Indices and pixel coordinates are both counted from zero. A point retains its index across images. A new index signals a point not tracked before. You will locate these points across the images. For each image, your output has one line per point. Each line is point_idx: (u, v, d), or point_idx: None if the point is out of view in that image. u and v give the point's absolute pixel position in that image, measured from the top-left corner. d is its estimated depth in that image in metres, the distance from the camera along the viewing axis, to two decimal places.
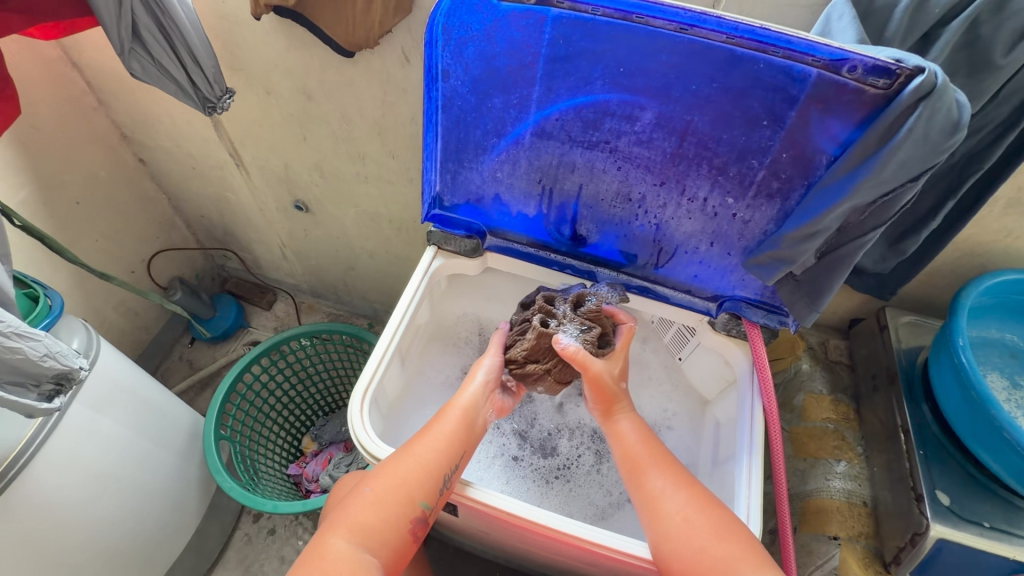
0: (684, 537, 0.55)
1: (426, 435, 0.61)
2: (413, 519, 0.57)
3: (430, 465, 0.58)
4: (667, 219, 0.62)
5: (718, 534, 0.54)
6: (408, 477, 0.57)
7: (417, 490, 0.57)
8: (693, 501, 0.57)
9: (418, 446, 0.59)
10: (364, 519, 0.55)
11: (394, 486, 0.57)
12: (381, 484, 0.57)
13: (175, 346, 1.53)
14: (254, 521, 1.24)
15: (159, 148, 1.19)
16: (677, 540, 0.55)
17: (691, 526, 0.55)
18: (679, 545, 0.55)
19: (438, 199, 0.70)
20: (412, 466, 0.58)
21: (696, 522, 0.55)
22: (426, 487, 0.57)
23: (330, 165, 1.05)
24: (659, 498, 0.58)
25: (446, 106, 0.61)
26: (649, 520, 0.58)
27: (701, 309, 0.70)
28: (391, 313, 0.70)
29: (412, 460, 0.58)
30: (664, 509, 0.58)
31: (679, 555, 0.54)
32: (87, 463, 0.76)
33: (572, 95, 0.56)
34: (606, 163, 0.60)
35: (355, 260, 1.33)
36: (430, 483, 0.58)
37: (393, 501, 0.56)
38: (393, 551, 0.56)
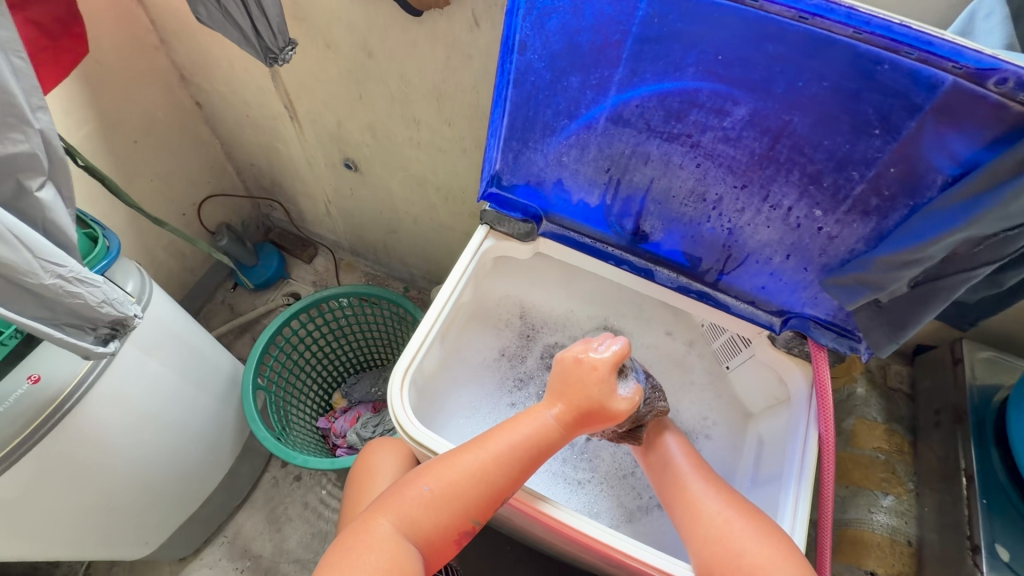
0: (722, 538, 0.56)
1: (492, 445, 0.59)
2: (462, 529, 0.59)
3: (491, 486, 0.58)
4: (742, 225, 0.58)
5: (762, 538, 0.55)
6: (465, 491, 0.57)
7: (473, 507, 0.58)
8: (738, 511, 0.58)
9: (484, 457, 0.58)
10: (415, 516, 0.57)
11: (451, 494, 0.57)
12: (437, 486, 0.58)
13: (218, 289, 1.57)
14: (282, 467, 1.29)
15: (215, 93, 1.18)
16: (716, 544, 0.56)
17: (731, 529, 0.56)
18: (717, 544, 0.56)
19: (496, 177, 0.66)
20: (472, 478, 0.57)
21: (737, 525, 0.56)
22: (481, 505, 0.58)
23: (383, 126, 1.02)
24: (700, 500, 0.60)
25: (518, 81, 0.56)
26: (690, 529, 0.59)
27: (763, 322, 0.65)
28: (439, 291, 0.68)
29: (472, 474, 0.58)
30: (704, 512, 0.59)
31: (715, 555, 0.56)
32: (132, 404, 0.79)
33: (658, 80, 0.51)
34: (684, 159, 0.56)
35: (398, 224, 1.32)
36: (485, 501, 0.58)
37: (449, 510, 0.57)
38: (436, 551, 0.58)
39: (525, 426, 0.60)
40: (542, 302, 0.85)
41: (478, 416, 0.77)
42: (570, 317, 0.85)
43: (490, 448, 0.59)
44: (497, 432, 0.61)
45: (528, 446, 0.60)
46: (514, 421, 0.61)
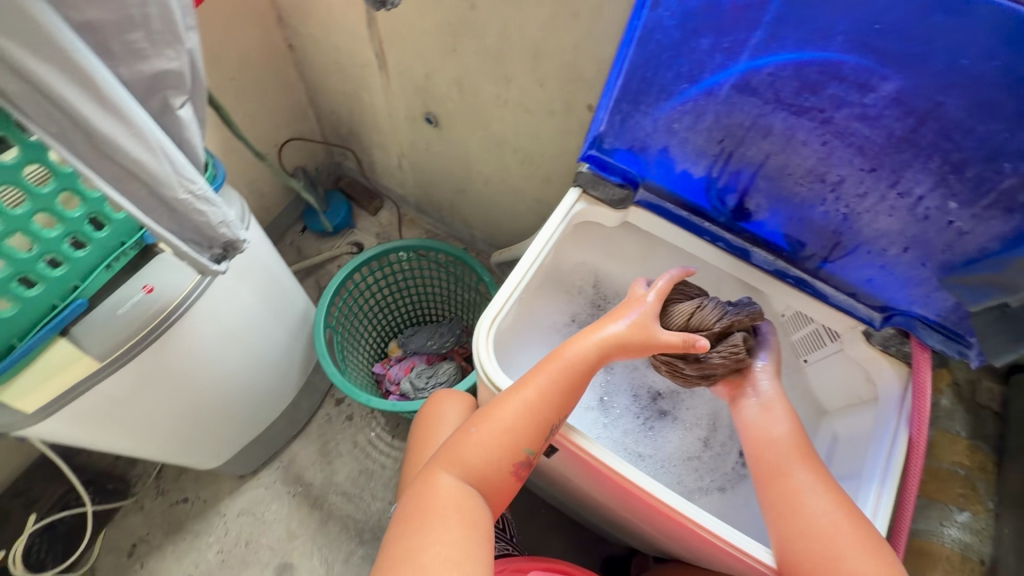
0: (826, 538, 0.53)
1: (534, 380, 0.61)
2: (516, 462, 0.60)
3: (540, 418, 0.59)
4: (861, 211, 0.55)
5: (864, 548, 0.53)
6: (515, 426, 0.59)
7: (523, 439, 0.59)
8: (842, 511, 0.55)
9: (526, 392, 0.60)
10: (471, 460, 0.60)
11: (499, 430, 0.60)
12: (484, 426, 0.61)
13: (288, 231, 1.63)
14: (335, 405, 1.36)
15: (309, 36, 1.20)
16: (815, 541, 0.54)
17: (837, 531, 0.53)
18: (817, 542, 0.54)
19: (598, 139, 0.65)
20: (516, 413, 0.59)
21: (844, 529, 0.54)
22: (530, 436, 0.59)
23: (471, 81, 1.02)
24: (803, 495, 0.56)
25: (643, 39, 0.55)
26: (782, 525, 0.56)
27: (862, 317, 0.63)
28: (527, 247, 0.68)
29: (520, 408, 0.59)
30: (808, 507, 0.56)
31: (807, 552, 0.54)
32: (222, 326, 0.84)
33: (799, 48, 0.49)
34: (810, 135, 0.53)
35: (468, 184, 1.33)
36: (535, 432, 0.59)
37: (497, 446, 0.60)
38: (494, 486, 0.60)
39: (565, 352, 0.62)
40: (616, 273, 0.84)
41: None
42: None
43: (529, 381, 0.61)
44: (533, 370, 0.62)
45: (572, 374, 0.61)
46: (543, 363, 0.62)
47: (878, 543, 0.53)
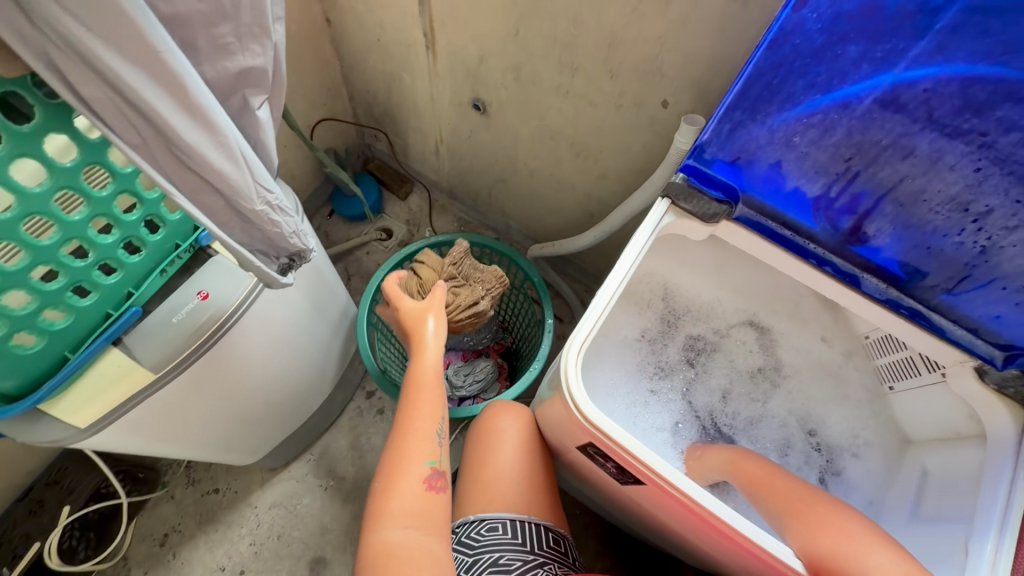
0: (839, 532, 0.53)
1: (415, 405, 0.70)
2: (426, 476, 0.66)
3: (426, 431, 0.68)
4: (1004, 245, 0.50)
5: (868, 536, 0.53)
6: (413, 449, 0.66)
7: (421, 456, 0.66)
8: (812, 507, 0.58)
9: (411, 422, 0.68)
10: (406, 506, 0.63)
11: (404, 461, 0.65)
12: (386, 470, 0.65)
13: (315, 215, 1.57)
14: (366, 398, 1.33)
15: (350, 11, 1.12)
16: (829, 528, 0.54)
17: (846, 526, 0.54)
18: (831, 535, 0.53)
19: (700, 148, 0.59)
20: (410, 436, 0.67)
21: (852, 527, 0.54)
22: (427, 448, 0.67)
23: (531, 68, 0.95)
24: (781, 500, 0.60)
25: (777, 42, 0.49)
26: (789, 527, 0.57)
27: (981, 354, 0.58)
28: (616, 265, 0.61)
29: (415, 437, 0.67)
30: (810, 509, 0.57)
31: (828, 544, 0.52)
32: (274, 328, 0.80)
33: (972, 62, 0.43)
34: (961, 160, 0.47)
35: (511, 174, 1.27)
36: (427, 446, 0.68)
37: (406, 473, 0.65)
38: (425, 512, 0.64)
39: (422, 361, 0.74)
40: (689, 285, 0.80)
41: (619, 398, 0.74)
42: (716, 306, 0.80)
43: (411, 409, 0.70)
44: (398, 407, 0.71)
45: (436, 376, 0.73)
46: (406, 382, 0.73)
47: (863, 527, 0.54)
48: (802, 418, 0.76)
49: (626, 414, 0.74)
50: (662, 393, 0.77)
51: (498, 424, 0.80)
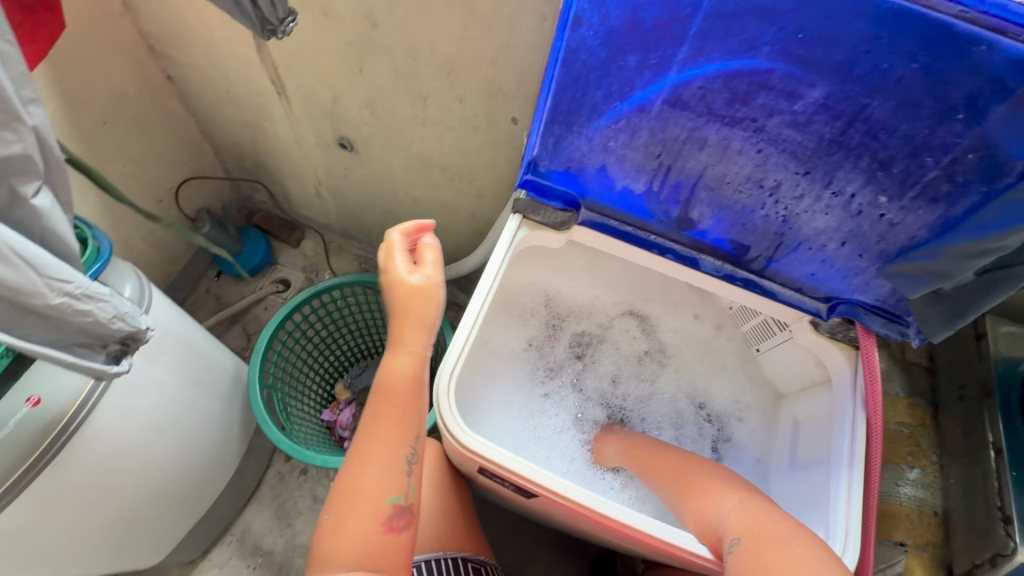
0: (703, 492, 0.58)
1: (379, 420, 0.57)
2: (386, 518, 0.54)
3: (387, 456, 0.56)
4: (799, 212, 0.56)
5: (736, 488, 0.57)
6: (372, 484, 0.54)
7: (378, 491, 0.54)
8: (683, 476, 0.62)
9: (368, 443, 0.56)
10: (356, 547, 0.52)
11: (360, 492, 0.54)
12: (333, 507, 0.54)
13: (201, 278, 1.47)
14: (286, 461, 1.25)
15: (191, 66, 1.07)
16: (697, 492, 0.58)
17: (709, 484, 0.59)
18: (699, 497, 0.58)
19: (534, 163, 0.62)
20: (373, 463, 0.55)
21: (716, 485, 0.58)
22: (390, 482, 0.55)
23: (385, 102, 0.95)
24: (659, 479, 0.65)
25: (568, 60, 0.51)
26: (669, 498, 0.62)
27: (809, 309, 0.64)
28: (478, 282, 0.64)
29: (379, 465, 0.55)
30: (686, 475, 0.62)
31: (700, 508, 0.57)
32: (143, 417, 0.74)
33: (727, 60, 0.48)
34: (745, 144, 0.53)
35: (396, 206, 1.26)
36: (387, 477, 0.55)
37: (353, 509, 0.53)
38: (384, 555, 0.53)
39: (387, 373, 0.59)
40: (567, 289, 0.82)
41: (514, 410, 0.76)
42: (596, 303, 0.83)
43: (379, 427, 0.57)
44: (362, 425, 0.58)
45: (407, 399, 0.59)
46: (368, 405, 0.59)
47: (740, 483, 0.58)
48: (689, 391, 0.81)
49: (523, 423, 0.76)
50: (555, 395, 0.79)
51: (415, 313, 0.60)
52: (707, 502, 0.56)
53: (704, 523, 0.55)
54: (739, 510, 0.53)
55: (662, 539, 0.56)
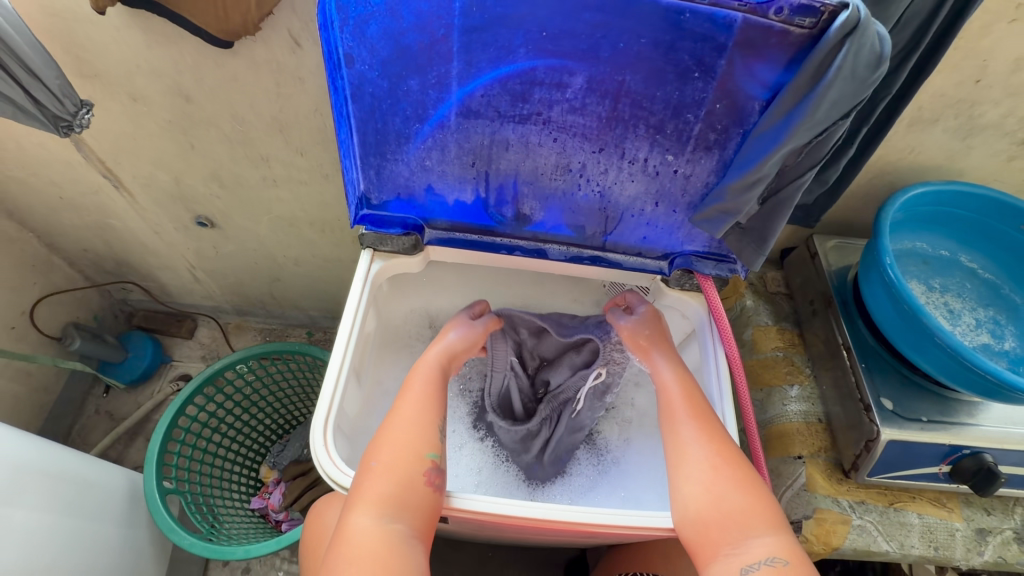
0: (711, 485, 0.56)
1: (409, 396, 0.61)
2: (426, 472, 0.56)
3: (427, 420, 0.59)
4: (610, 185, 0.61)
5: (742, 490, 0.55)
6: (408, 437, 0.57)
7: (422, 444, 0.57)
8: (721, 454, 0.58)
9: (404, 408, 0.60)
10: (380, 491, 0.54)
11: (399, 449, 0.56)
12: (385, 454, 0.56)
13: (87, 398, 1.35)
14: (224, 565, 1.12)
15: (10, 180, 1.00)
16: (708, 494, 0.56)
17: (720, 478, 0.56)
18: (705, 491, 0.56)
19: (365, 198, 0.63)
20: (408, 425, 0.58)
21: (723, 473, 0.56)
22: (426, 439, 0.58)
23: (229, 171, 0.93)
24: (687, 447, 0.59)
25: (356, 95, 0.54)
26: (675, 471, 0.59)
27: (654, 269, 0.70)
28: (339, 325, 0.64)
29: (410, 423, 0.59)
30: (691, 458, 0.58)
31: (706, 509, 0.55)
32: (11, 567, 0.67)
33: (494, 67, 0.51)
34: (542, 136, 0.57)
35: (279, 270, 1.22)
36: (431, 434, 0.58)
37: (404, 468, 0.55)
38: (418, 512, 0.54)
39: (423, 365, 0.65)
40: (449, 309, 0.81)
41: None
42: None
43: (404, 407, 0.60)
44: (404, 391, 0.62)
45: (435, 384, 0.63)
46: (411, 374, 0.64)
47: (750, 478, 0.57)
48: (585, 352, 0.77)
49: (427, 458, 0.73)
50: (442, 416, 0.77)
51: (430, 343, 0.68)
52: (726, 515, 0.54)
53: (728, 523, 0.54)
54: (780, 539, 0.53)
55: (575, 522, 0.56)
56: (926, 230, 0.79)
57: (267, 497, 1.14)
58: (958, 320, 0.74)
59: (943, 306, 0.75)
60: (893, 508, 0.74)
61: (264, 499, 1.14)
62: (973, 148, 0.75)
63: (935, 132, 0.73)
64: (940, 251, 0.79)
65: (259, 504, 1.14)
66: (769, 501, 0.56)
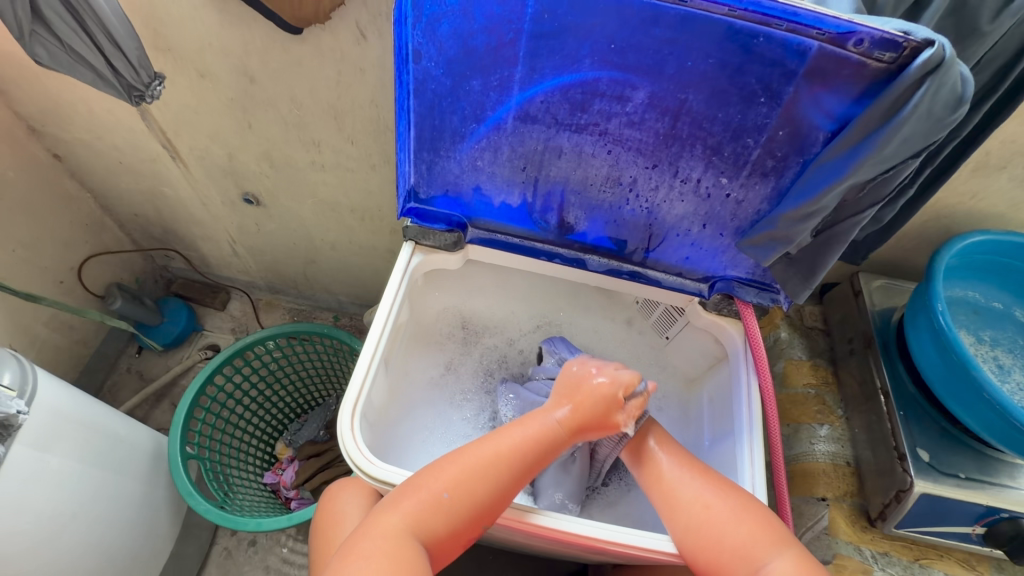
0: (703, 522, 0.55)
1: (509, 449, 0.58)
2: (478, 528, 0.56)
3: (512, 482, 0.56)
4: (659, 203, 0.60)
5: (739, 518, 0.55)
6: (484, 491, 0.55)
7: (491, 506, 0.55)
8: (713, 486, 0.58)
9: (502, 458, 0.57)
10: (429, 519, 0.54)
11: (468, 492, 0.55)
12: (457, 490, 0.55)
13: (121, 356, 1.40)
14: (232, 534, 1.14)
15: (76, 141, 1.04)
16: (712, 540, 0.55)
17: (710, 512, 0.56)
18: (699, 530, 0.56)
19: (413, 192, 0.64)
20: (491, 479, 0.56)
21: (715, 507, 0.56)
22: (500, 503, 0.56)
23: (280, 152, 0.96)
24: (678, 486, 0.59)
25: (419, 91, 0.55)
26: (669, 517, 0.58)
27: (693, 291, 0.70)
28: (375, 315, 0.65)
29: (495, 475, 0.56)
30: (682, 496, 0.58)
31: (699, 543, 0.55)
32: (40, 509, 0.71)
33: (558, 74, 0.51)
34: (595, 147, 0.57)
35: (315, 253, 1.25)
36: (506, 500, 0.56)
37: (462, 514, 0.55)
38: (447, 548, 0.55)
39: (543, 418, 0.60)
40: (480, 308, 0.81)
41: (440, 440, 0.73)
42: (509, 317, 0.82)
43: (496, 460, 0.57)
44: (513, 428, 0.59)
45: (541, 449, 0.58)
46: (526, 419, 0.60)
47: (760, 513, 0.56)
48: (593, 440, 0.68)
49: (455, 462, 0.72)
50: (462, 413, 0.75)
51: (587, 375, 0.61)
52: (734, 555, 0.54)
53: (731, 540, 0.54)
54: (792, 557, 0.53)
55: (589, 537, 0.56)
56: (981, 279, 0.76)
57: (279, 473, 1.16)
58: (1007, 376, 0.71)
59: (992, 360, 0.72)
60: (918, 564, 0.71)
61: (275, 474, 1.16)
62: None
63: (1001, 180, 0.70)
64: (994, 303, 0.75)
65: (268, 480, 1.15)
66: (772, 523, 0.55)
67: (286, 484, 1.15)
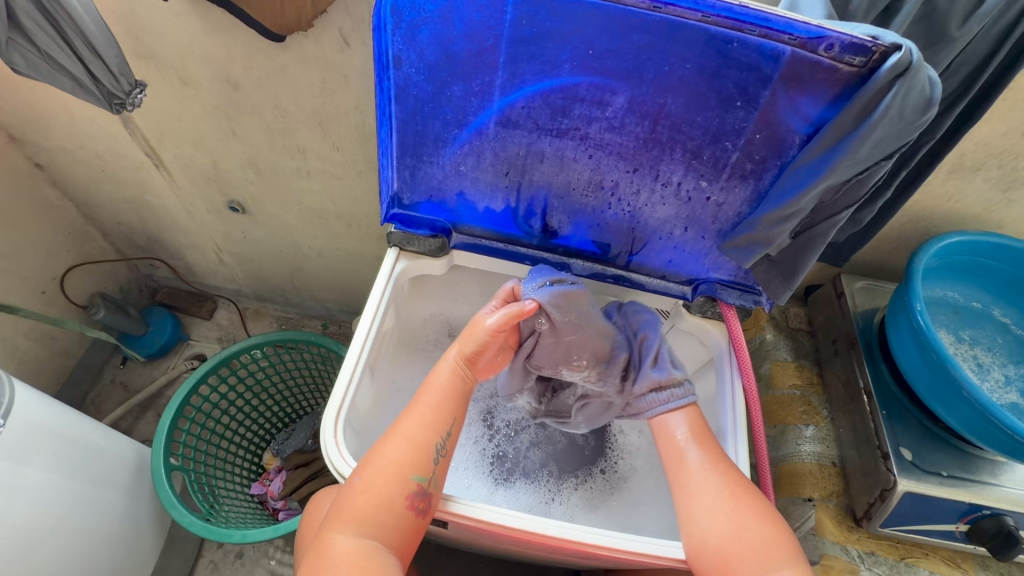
0: (729, 514, 0.55)
1: (412, 413, 0.60)
2: (409, 494, 0.55)
3: (421, 440, 0.58)
4: (641, 206, 0.61)
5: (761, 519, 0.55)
6: (399, 456, 0.57)
7: (408, 466, 0.56)
8: (739, 482, 0.58)
9: (402, 426, 0.59)
10: (358, 510, 0.54)
11: (383, 468, 0.56)
12: (368, 471, 0.56)
13: (105, 367, 1.38)
14: (219, 547, 1.12)
15: (58, 149, 1.03)
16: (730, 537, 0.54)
17: (737, 504, 0.56)
18: (720, 524, 0.55)
19: (397, 198, 0.64)
20: (398, 448, 0.57)
21: (743, 500, 0.56)
22: (417, 461, 0.57)
23: (266, 160, 0.95)
24: (705, 475, 0.58)
25: (400, 97, 0.55)
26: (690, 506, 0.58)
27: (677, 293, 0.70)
28: (359, 321, 0.65)
29: (401, 441, 0.58)
30: (707, 488, 0.58)
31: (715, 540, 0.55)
32: (15, 523, 0.69)
33: (538, 80, 0.52)
34: (577, 151, 0.57)
35: (303, 260, 1.24)
36: (422, 455, 0.57)
37: (383, 489, 0.55)
38: (396, 531, 0.55)
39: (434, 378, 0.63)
40: (467, 315, 0.80)
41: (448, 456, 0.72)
42: None
43: (404, 423, 0.59)
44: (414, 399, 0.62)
45: (442, 402, 0.61)
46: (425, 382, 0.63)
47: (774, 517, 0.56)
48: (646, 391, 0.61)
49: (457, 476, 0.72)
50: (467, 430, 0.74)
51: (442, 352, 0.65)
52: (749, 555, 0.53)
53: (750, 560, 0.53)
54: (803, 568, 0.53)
55: (574, 541, 0.56)
56: (959, 279, 0.77)
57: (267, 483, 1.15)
58: (986, 374, 0.72)
59: (972, 359, 0.73)
60: (904, 563, 0.71)
61: (264, 484, 1.14)
62: (1014, 200, 0.74)
63: (976, 181, 0.72)
64: (973, 303, 0.77)
65: (256, 489, 1.14)
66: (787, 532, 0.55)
67: (273, 493, 1.13)
